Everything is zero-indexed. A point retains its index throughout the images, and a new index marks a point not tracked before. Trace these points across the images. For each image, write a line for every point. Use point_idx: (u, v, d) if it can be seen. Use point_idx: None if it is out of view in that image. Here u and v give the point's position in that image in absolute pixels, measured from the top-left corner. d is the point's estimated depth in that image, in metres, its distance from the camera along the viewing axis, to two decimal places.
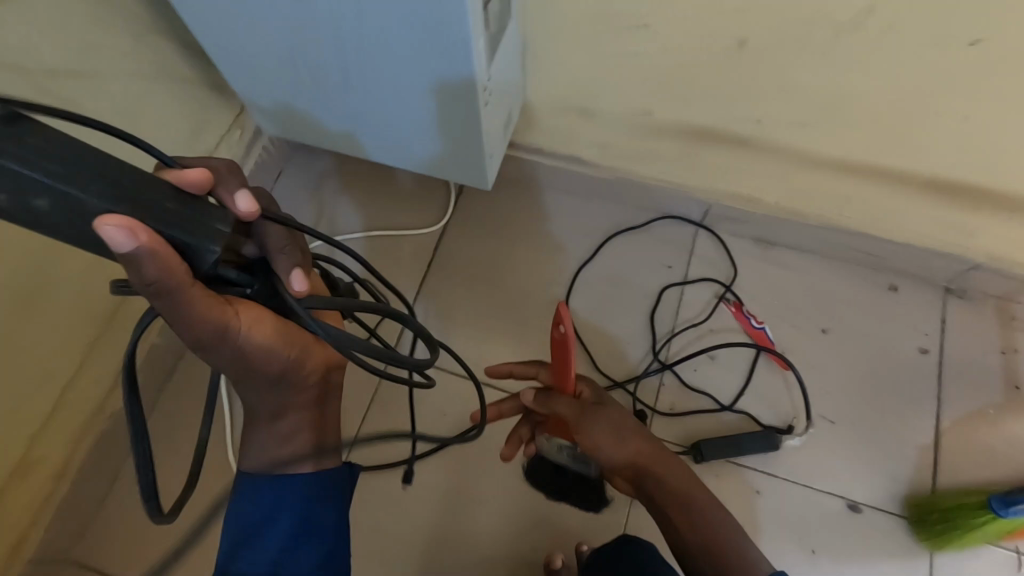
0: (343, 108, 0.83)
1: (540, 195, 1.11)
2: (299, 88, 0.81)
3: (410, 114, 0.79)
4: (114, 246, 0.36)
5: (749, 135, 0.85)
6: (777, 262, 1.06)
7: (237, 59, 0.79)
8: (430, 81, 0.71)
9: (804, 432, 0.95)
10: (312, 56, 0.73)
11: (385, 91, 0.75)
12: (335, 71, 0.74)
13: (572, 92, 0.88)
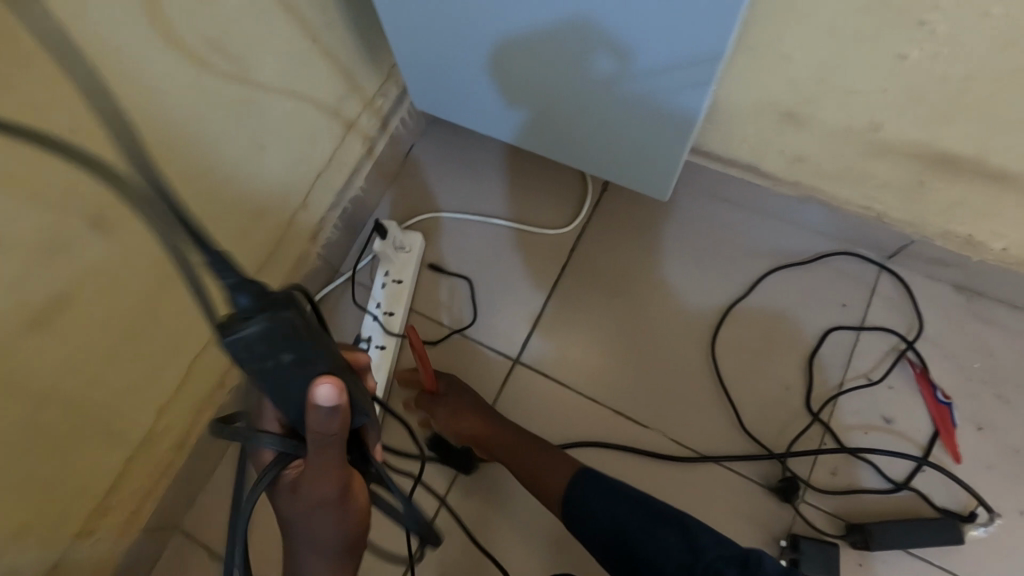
0: (533, 94, 0.76)
1: (698, 204, 0.98)
2: (490, 67, 0.74)
3: (614, 106, 0.71)
4: (316, 399, 0.40)
5: (1008, 169, 0.69)
6: (981, 317, 0.89)
7: (430, 31, 0.73)
8: (661, 72, 0.63)
9: (988, 521, 0.79)
10: (520, 41, 0.68)
11: (591, 82, 0.69)
12: (540, 58, 0.69)
13: (783, 92, 0.74)
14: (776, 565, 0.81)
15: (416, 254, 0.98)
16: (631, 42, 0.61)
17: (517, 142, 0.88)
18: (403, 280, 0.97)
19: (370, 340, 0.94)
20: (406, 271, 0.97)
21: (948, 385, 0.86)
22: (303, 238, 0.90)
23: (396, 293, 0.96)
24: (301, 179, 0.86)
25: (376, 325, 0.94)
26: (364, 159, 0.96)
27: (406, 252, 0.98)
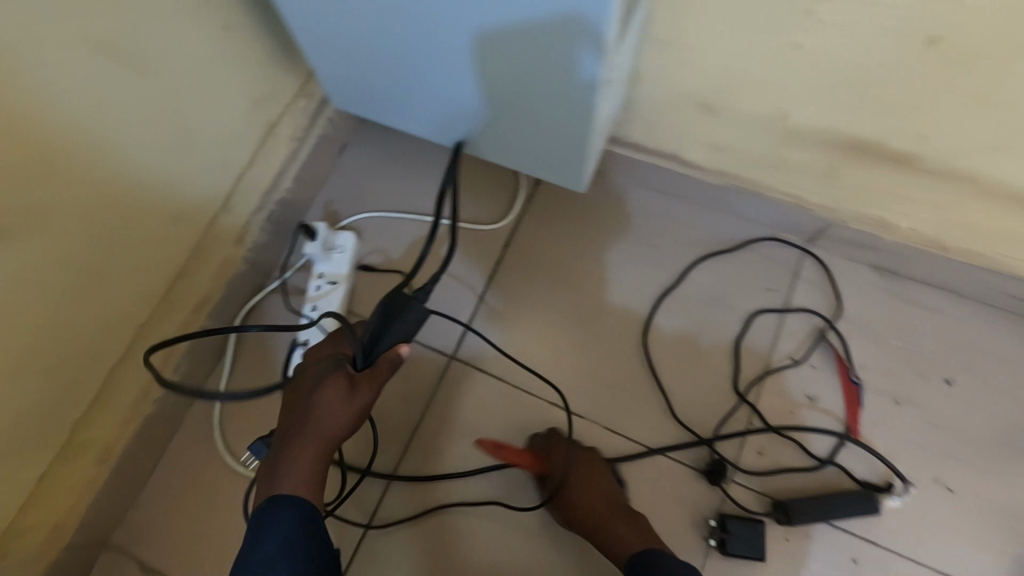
0: (427, 73, 0.70)
1: (629, 196, 0.99)
2: (381, 47, 0.69)
3: (510, 84, 0.66)
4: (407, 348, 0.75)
5: (908, 152, 0.71)
6: (902, 296, 0.92)
7: (311, 8, 0.67)
8: (543, 43, 0.57)
9: (904, 492, 0.82)
10: (410, 31, 0.64)
11: (482, 59, 0.64)
12: (433, 48, 0.65)
13: (693, 83, 0.75)
14: (707, 545, 0.83)
15: (351, 253, 0.96)
16: (515, 31, 0.58)
17: (430, 133, 0.83)
18: (339, 281, 0.94)
19: (307, 343, 0.90)
20: (342, 270, 0.95)
21: (868, 362, 0.89)
22: (226, 241, 0.88)
23: (332, 295, 0.93)
24: (218, 183, 0.84)
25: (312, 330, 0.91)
26: (290, 160, 0.94)
27: (340, 253, 0.95)
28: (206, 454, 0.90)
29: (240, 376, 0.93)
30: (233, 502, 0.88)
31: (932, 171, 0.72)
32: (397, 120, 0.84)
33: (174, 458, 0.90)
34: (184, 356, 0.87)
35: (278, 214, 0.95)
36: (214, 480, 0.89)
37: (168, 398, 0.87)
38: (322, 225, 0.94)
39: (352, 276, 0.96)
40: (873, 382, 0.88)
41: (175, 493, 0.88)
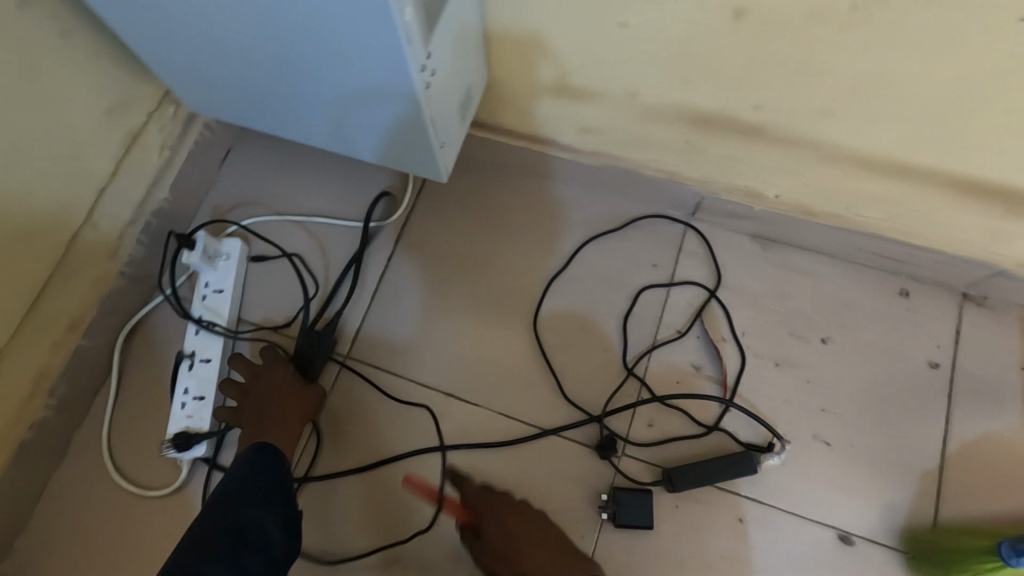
0: (258, 65, 0.68)
1: (517, 182, 1.00)
2: (207, 39, 0.67)
3: (334, 74, 0.64)
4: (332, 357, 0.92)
5: (750, 121, 0.74)
6: (779, 262, 0.95)
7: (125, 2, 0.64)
8: (346, 26, 0.55)
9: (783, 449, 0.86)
10: (225, 21, 0.62)
11: (299, 48, 0.62)
12: (253, 38, 0.63)
13: (547, 66, 0.76)
14: (600, 518, 0.85)
15: (238, 260, 0.94)
16: (314, 15, 0.56)
17: (288, 133, 0.81)
18: (226, 289, 0.92)
19: (194, 354, 0.89)
20: (229, 279, 0.93)
21: (749, 328, 0.92)
22: (96, 256, 0.86)
23: (220, 303, 0.92)
24: (76, 196, 0.82)
25: (200, 340, 0.90)
26: (163, 169, 0.92)
27: (225, 260, 0.93)
28: (94, 476, 0.87)
29: (125, 393, 0.91)
30: (122, 523, 0.85)
31: (777, 138, 0.75)
32: (252, 119, 0.81)
33: (59, 484, 0.87)
34: (61, 376, 0.85)
35: (156, 225, 0.93)
36: (102, 502, 0.86)
37: (49, 421, 0.85)
38: (202, 233, 0.90)
39: (240, 282, 0.95)
40: (754, 346, 0.91)
41: (62, 518, 0.86)
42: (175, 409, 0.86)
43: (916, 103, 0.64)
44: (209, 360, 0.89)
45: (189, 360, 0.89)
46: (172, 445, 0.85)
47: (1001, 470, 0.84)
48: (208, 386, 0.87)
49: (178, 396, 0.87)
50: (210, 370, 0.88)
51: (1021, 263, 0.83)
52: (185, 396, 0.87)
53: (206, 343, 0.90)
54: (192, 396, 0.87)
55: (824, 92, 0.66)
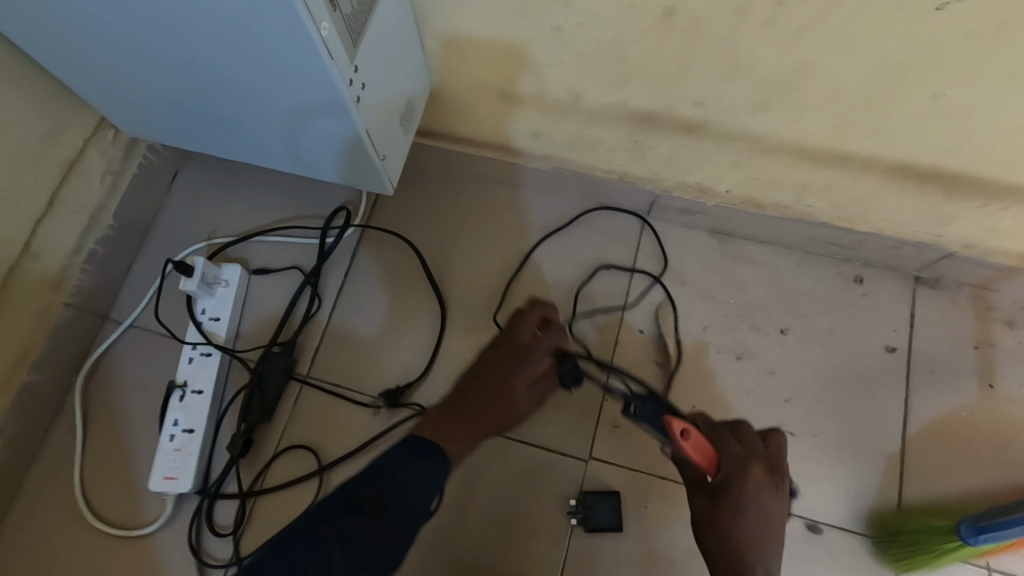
0: (188, 91, 0.67)
1: (474, 189, 0.99)
2: (131, 68, 0.65)
3: (262, 92, 0.63)
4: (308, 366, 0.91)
5: (692, 118, 0.74)
6: (736, 256, 0.95)
7: (40, 35, 0.63)
8: (264, 45, 0.55)
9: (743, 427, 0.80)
10: (145, 48, 0.60)
11: (221, 70, 0.60)
12: (177, 63, 0.61)
13: (489, 73, 0.76)
14: (570, 524, 0.84)
15: (237, 288, 0.91)
16: (231, 36, 0.55)
17: (229, 155, 0.80)
18: (222, 316, 0.90)
19: (186, 385, 0.86)
20: (226, 307, 0.90)
21: (708, 323, 0.92)
22: (37, 290, 0.83)
23: (214, 331, 0.89)
24: (11, 229, 0.79)
25: (194, 369, 0.87)
26: (107, 196, 0.90)
27: (224, 287, 0.91)
28: (47, 516, 0.85)
29: (78, 428, 0.88)
30: (79, 562, 0.83)
31: (720, 134, 0.75)
32: (188, 140, 0.79)
33: (12, 526, 0.84)
34: (8, 416, 0.82)
35: (101, 253, 0.90)
36: (58, 541, 0.84)
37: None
38: (202, 259, 0.87)
39: (239, 310, 0.92)
40: (714, 340, 0.92)
41: (14, 565, 0.83)
42: (163, 441, 0.84)
43: (848, 94, 0.64)
44: (200, 393, 0.85)
45: (181, 391, 0.86)
46: (160, 479, 0.82)
47: (962, 449, 0.86)
48: (199, 420, 0.84)
49: (168, 427, 0.84)
50: (200, 403, 0.85)
51: (968, 244, 0.84)
52: (175, 428, 0.84)
53: (198, 374, 0.86)
54: (182, 428, 0.84)
55: (759, 87, 0.67)
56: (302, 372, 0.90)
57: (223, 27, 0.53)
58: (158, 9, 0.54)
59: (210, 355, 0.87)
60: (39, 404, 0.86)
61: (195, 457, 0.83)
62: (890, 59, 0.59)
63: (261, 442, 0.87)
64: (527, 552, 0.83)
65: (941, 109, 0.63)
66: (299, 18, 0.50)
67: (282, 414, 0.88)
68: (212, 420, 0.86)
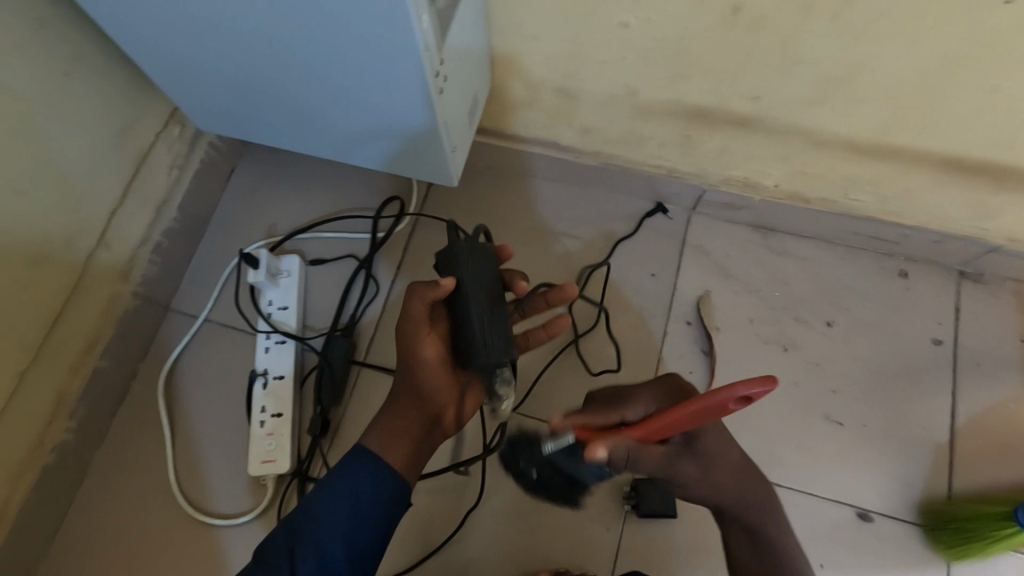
0: (277, 88, 0.71)
1: (521, 185, 1.02)
2: (225, 66, 0.70)
3: (351, 87, 0.66)
4: (368, 352, 0.93)
5: (747, 113, 0.76)
6: (779, 250, 0.97)
7: (144, 37, 0.67)
8: (364, 40, 0.58)
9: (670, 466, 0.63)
10: (243, 47, 0.65)
11: (316, 65, 0.64)
12: (273, 61, 0.66)
13: (550, 70, 0.79)
14: (623, 510, 0.86)
15: (298, 277, 0.94)
16: (331, 29, 0.58)
17: (301, 149, 0.83)
18: (290, 305, 0.93)
19: (268, 372, 0.89)
20: (291, 295, 0.93)
21: (753, 316, 0.94)
22: (109, 279, 0.87)
23: (285, 319, 0.92)
24: (88, 218, 0.82)
25: (272, 357, 0.90)
26: (171, 190, 0.93)
27: (286, 277, 0.94)
28: (114, 499, 0.87)
29: (144, 414, 0.91)
30: (147, 543, 0.85)
31: (772, 128, 0.78)
32: (258, 133, 0.82)
33: (82, 508, 0.87)
34: (78, 402, 0.85)
35: (166, 244, 0.94)
36: (126, 522, 0.86)
37: (67, 446, 0.85)
38: (265, 251, 0.91)
39: (303, 298, 0.95)
40: (760, 333, 0.93)
41: (84, 545, 0.85)
42: (254, 427, 0.86)
43: (905, 88, 0.67)
44: (282, 376, 0.89)
45: (263, 378, 0.89)
46: (257, 463, 0.85)
47: (1009, 440, 0.87)
48: (285, 403, 0.87)
49: (256, 414, 0.87)
50: (283, 388, 0.88)
51: (1013, 238, 0.86)
52: (263, 413, 0.87)
53: (277, 361, 0.90)
54: (270, 413, 0.87)
55: (817, 81, 0.69)
56: (361, 357, 0.93)
57: (326, 22, 0.57)
58: (264, 6, 0.57)
59: (287, 341, 0.91)
60: (108, 390, 0.89)
61: (288, 438, 0.86)
62: (950, 53, 0.61)
63: (337, 425, 0.89)
64: (582, 536, 0.85)
65: (997, 102, 0.65)
66: (404, 11, 0.54)
67: (349, 399, 0.91)
68: (296, 404, 0.89)
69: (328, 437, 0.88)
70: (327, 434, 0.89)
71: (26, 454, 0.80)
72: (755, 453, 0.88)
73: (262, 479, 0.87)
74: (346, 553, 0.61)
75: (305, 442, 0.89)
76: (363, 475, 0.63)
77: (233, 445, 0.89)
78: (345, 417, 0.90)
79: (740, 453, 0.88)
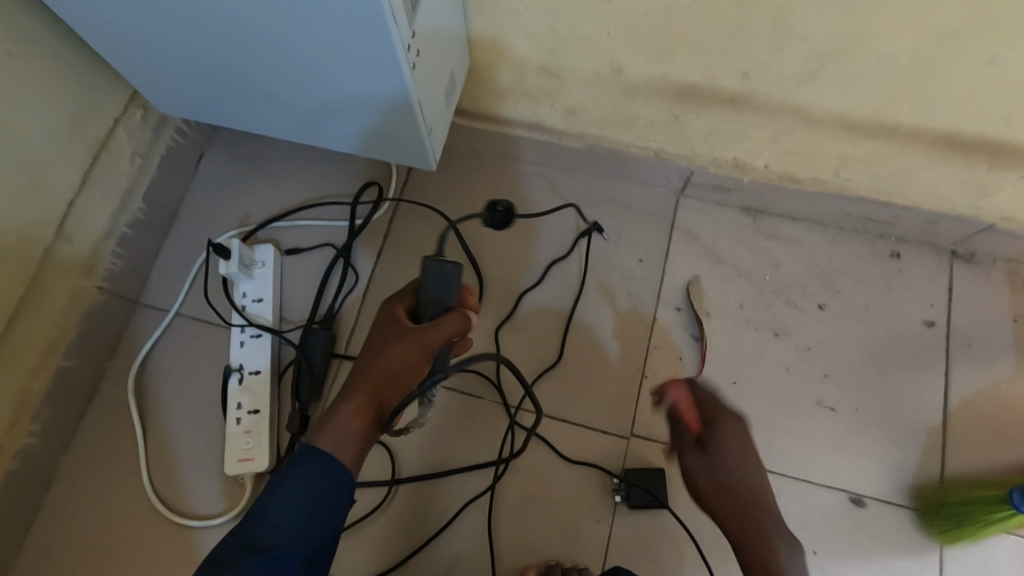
0: (243, 67, 0.66)
1: (505, 170, 0.98)
2: (185, 44, 0.65)
3: (320, 63, 0.62)
4: (350, 345, 0.90)
5: (737, 90, 0.73)
6: (769, 233, 0.95)
7: (93, 13, 0.63)
8: (329, 11, 0.54)
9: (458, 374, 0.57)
10: (202, 21, 0.60)
11: (280, 40, 0.60)
12: (236, 37, 0.62)
13: (531, 46, 0.75)
14: (614, 501, 0.84)
15: (273, 269, 0.91)
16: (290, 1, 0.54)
17: (272, 133, 0.79)
18: (265, 297, 0.89)
19: (244, 367, 0.86)
20: (266, 286, 0.89)
21: (744, 300, 0.92)
22: (70, 273, 0.82)
23: (260, 312, 0.88)
24: (44, 210, 0.78)
25: (247, 352, 0.86)
26: (134, 179, 0.88)
27: (261, 268, 0.90)
28: (83, 503, 0.84)
29: (114, 414, 0.87)
30: (121, 546, 0.82)
31: (763, 106, 0.75)
32: (224, 116, 0.78)
33: (51, 513, 0.83)
34: (42, 403, 0.81)
35: (131, 236, 0.89)
36: (97, 526, 0.83)
37: (32, 450, 0.81)
38: (236, 241, 0.87)
39: (279, 290, 0.91)
40: (751, 317, 0.91)
41: (54, 550, 0.82)
42: (230, 425, 0.83)
43: (902, 62, 0.64)
44: (258, 372, 0.85)
45: (238, 374, 0.85)
46: (234, 463, 0.82)
47: (1003, 421, 0.85)
48: (262, 399, 0.84)
49: (232, 412, 0.84)
50: (259, 383, 0.85)
51: (1007, 217, 0.84)
52: (239, 411, 0.84)
53: (253, 356, 0.86)
54: (246, 410, 0.83)
55: (810, 56, 0.66)
56: (341, 349, 0.89)
57: None
58: None
59: (262, 335, 0.87)
60: (73, 390, 0.85)
61: (266, 436, 0.83)
62: (949, 23, 0.59)
63: (318, 421, 0.86)
64: (572, 528, 0.83)
65: (997, 76, 0.63)
66: None
67: (329, 393, 0.87)
68: (274, 399, 0.86)
69: (308, 433, 0.85)
70: (308, 432, 0.85)
71: None
72: None
73: (239, 478, 0.84)
74: (304, 557, 0.57)
75: (284, 439, 0.86)
76: (329, 482, 0.59)
77: (209, 444, 0.86)
78: (326, 413, 0.86)
79: None
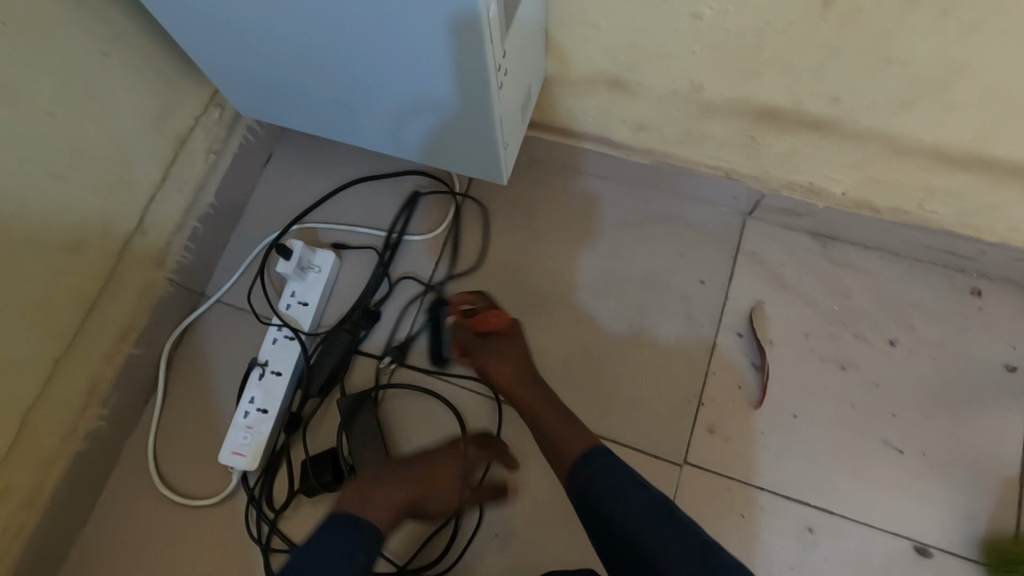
0: (330, 76, 0.67)
1: (566, 181, 0.97)
2: (275, 53, 0.66)
3: (409, 78, 0.63)
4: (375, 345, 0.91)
5: (824, 114, 0.70)
6: (840, 261, 0.91)
7: (195, 19, 0.65)
8: (427, 30, 0.55)
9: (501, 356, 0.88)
10: (296, 32, 0.62)
11: (373, 55, 0.61)
12: (327, 49, 0.62)
13: (607, 60, 0.73)
14: None
15: (328, 275, 0.91)
16: (390, 19, 0.55)
17: (347, 141, 0.81)
18: (310, 302, 0.90)
19: (267, 364, 0.86)
20: (316, 292, 0.90)
21: (809, 329, 0.89)
22: (145, 265, 0.85)
23: (301, 316, 0.89)
24: (127, 204, 0.81)
25: (277, 350, 0.87)
26: (208, 175, 0.90)
27: (316, 272, 0.91)
28: (144, 486, 0.86)
29: (176, 402, 0.90)
30: (179, 531, 0.84)
31: (849, 133, 0.72)
32: (301, 122, 0.80)
33: (114, 495, 0.86)
34: (111, 389, 0.84)
35: (201, 231, 0.91)
36: (157, 507, 0.85)
37: (100, 432, 0.84)
38: (299, 243, 0.88)
39: (327, 297, 0.92)
40: (816, 348, 0.88)
41: (116, 530, 0.85)
42: (237, 417, 0.84)
43: (1008, 94, 0.60)
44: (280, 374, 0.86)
45: (260, 369, 0.86)
46: (228, 453, 0.83)
47: None
48: (274, 401, 0.85)
49: (243, 404, 0.85)
50: (278, 385, 0.85)
51: None
52: (250, 405, 0.85)
53: (281, 355, 0.87)
54: (257, 406, 0.84)
55: (909, 83, 0.63)
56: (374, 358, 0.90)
57: (390, 10, 0.54)
58: None
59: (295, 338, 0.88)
60: (139, 376, 0.88)
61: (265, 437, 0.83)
62: None
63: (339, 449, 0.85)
64: None
65: None
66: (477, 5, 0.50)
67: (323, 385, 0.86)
68: (286, 401, 0.86)
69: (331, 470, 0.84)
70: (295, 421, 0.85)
71: (59, 442, 0.80)
72: (805, 476, 0.83)
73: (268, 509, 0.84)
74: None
75: (281, 440, 0.87)
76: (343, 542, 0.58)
77: None
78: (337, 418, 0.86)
79: (788, 475, 0.83)
